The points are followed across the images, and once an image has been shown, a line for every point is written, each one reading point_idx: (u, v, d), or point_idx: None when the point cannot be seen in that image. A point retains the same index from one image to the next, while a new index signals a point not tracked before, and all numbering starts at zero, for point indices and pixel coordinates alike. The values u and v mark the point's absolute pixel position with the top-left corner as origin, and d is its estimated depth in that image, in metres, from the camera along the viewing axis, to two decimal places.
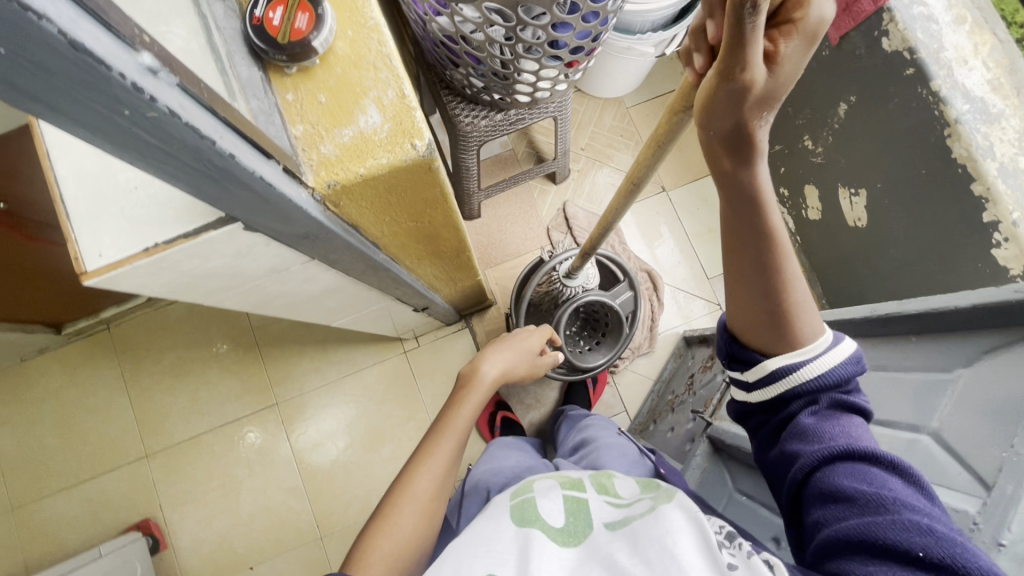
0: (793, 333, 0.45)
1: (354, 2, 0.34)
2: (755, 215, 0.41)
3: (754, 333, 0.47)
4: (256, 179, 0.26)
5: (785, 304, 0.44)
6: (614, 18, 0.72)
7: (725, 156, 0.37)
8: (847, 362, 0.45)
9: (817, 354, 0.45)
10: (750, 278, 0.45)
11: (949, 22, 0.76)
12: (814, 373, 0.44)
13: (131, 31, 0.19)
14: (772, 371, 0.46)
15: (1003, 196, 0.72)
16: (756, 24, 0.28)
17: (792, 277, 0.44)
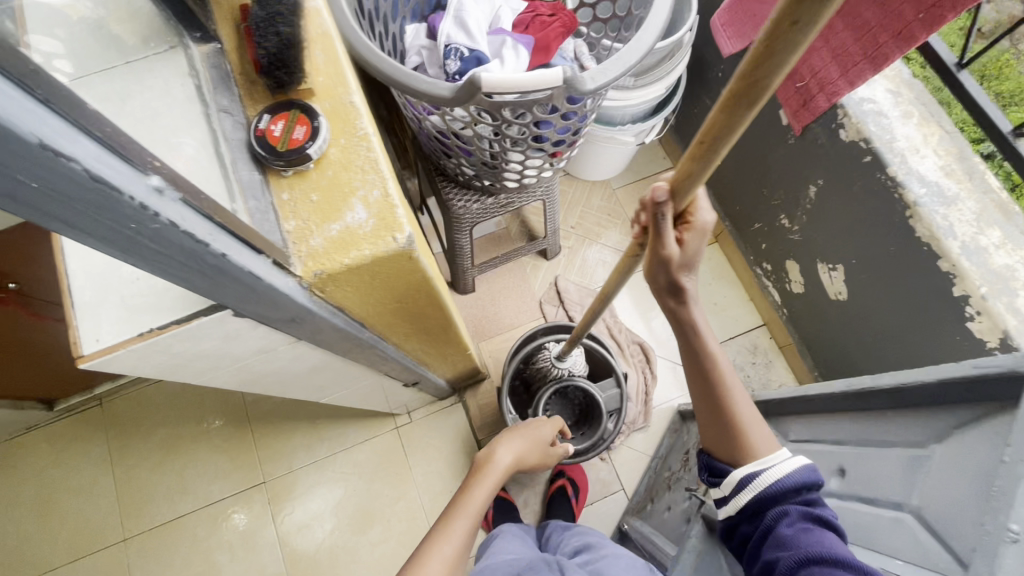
0: (748, 446, 0.54)
1: (347, 114, 0.39)
2: (698, 346, 0.54)
3: (721, 444, 0.56)
4: (245, 274, 0.29)
5: (737, 420, 0.55)
6: (592, 115, 0.80)
7: (668, 299, 0.50)
8: (801, 471, 0.52)
9: (774, 464, 0.53)
10: (707, 399, 0.56)
11: (898, 116, 0.84)
12: (773, 481, 0.52)
13: (144, 160, 0.22)
14: (740, 481, 0.54)
15: (969, 272, 0.77)
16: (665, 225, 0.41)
17: (739, 397, 0.56)
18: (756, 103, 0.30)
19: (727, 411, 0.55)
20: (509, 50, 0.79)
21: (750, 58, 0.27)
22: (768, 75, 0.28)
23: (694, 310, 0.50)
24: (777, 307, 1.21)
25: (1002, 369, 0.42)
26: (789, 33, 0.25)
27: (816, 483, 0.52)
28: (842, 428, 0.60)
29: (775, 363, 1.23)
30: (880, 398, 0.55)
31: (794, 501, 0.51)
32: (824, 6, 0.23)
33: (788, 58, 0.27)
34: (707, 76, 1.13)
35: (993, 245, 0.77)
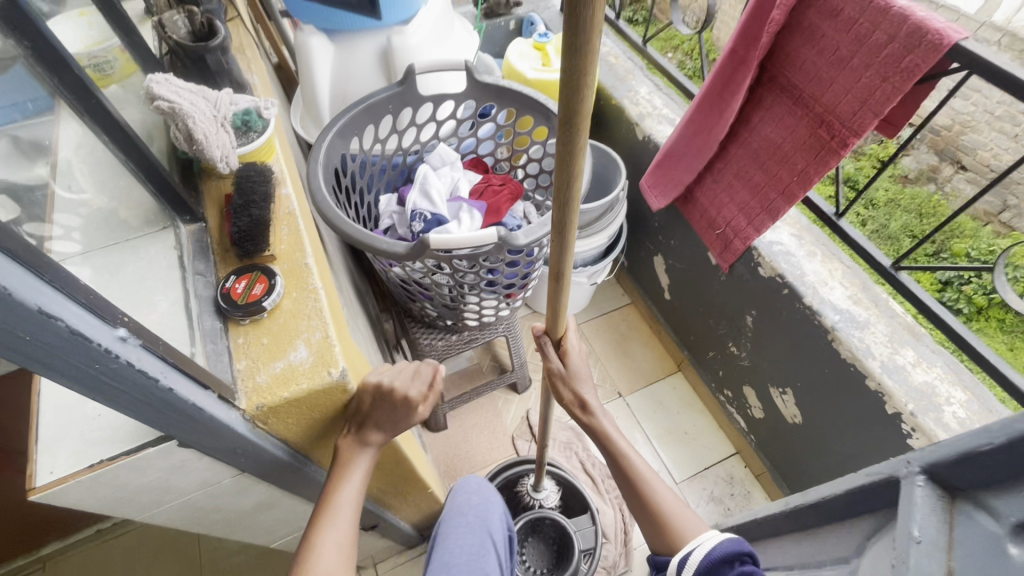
0: (676, 530, 0.58)
1: (302, 274, 0.48)
2: (607, 446, 0.66)
3: (657, 538, 0.60)
4: (190, 406, 0.34)
5: (660, 509, 0.60)
6: (539, 262, 0.91)
7: (579, 412, 0.68)
8: (727, 544, 0.51)
9: (705, 543, 0.54)
10: (631, 491, 0.64)
11: (804, 255, 0.98)
12: (702, 558, 0.52)
13: (115, 316, 0.29)
14: (679, 565, 0.55)
15: (893, 389, 0.82)
16: (547, 349, 0.63)
17: (659, 486, 0.63)
18: (561, 281, 0.50)
19: (649, 504, 0.61)
20: (466, 213, 0.93)
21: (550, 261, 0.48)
22: (561, 268, 0.48)
23: (603, 419, 0.67)
24: (746, 433, 1.23)
25: (884, 475, 0.45)
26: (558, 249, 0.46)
27: (747, 554, 0.49)
28: (793, 551, 0.60)
29: (754, 493, 1.19)
30: (811, 514, 0.56)
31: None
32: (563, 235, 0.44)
33: (567, 259, 0.47)
34: (646, 226, 1.30)
35: (910, 363, 0.84)
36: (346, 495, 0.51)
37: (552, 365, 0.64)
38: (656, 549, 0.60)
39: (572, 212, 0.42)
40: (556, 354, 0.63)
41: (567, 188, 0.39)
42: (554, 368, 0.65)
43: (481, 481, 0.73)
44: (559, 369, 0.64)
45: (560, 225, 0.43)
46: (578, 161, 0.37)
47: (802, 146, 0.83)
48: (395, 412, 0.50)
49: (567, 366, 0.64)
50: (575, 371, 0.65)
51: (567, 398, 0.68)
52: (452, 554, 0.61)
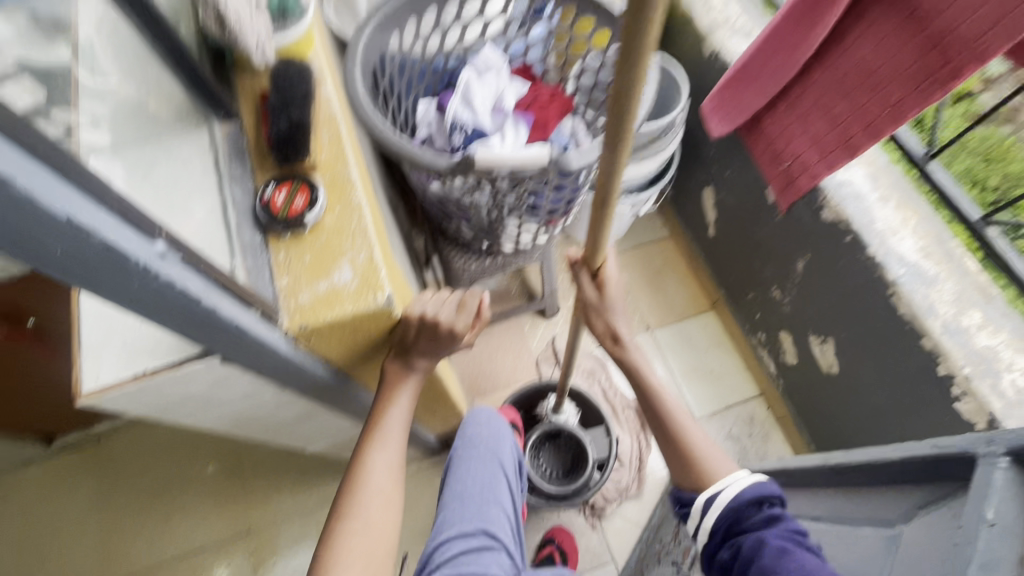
0: (704, 471, 0.58)
1: (345, 187, 0.44)
2: (637, 381, 0.65)
3: (677, 469, 0.60)
4: (233, 326, 0.32)
5: (689, 446, 0.60)
6: (585, 188, 0.85)
7: (612, 345, 0.64)
8: (757, 487, 0.52)
9: (733, 484, 0.54)
10: (656, 419, 0.64)
11: (876, 199, 0.89)
12: (731, 497, 0.53)
13: (152, 229, 0.26)
14: (705, 503, 0.54)
15: (951, 351, 0.78)
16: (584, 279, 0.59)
17: (689, 426, 0.62)
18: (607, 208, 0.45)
19: (675, 439, 0.61)
20: (510, 128, 0.87)
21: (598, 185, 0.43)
22: (608, 190, 0.43)
23: (635, 353, 0.65)
24: (774, 378, 1.20)
25: (957, 450, 0.43)
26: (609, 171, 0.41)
27: (776, 497, 0.51)
28: (823, 503, 0.60)
29: (773, 434, 1.20)
30: (854, 474, 0.55)
31: (759, 518, 0.50)
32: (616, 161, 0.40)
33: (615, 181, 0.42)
34: (700, 154, 1.20)
35: (975, 326, 0.79)
36: (393, 418, 0.51)
37: (585, 295, 0.60)
38: (678, 483, 0.60)
39: (629, 120, 0.36)
40: (592, 284, 0.58)
41: (629, 87, 0.34)
42: (587, 299, 0.60)
43: (491, 410, 0.72)
44: (592, 299, 0.60)
45: (613, 137, 0.38)
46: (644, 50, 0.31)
47: (903, 73, 0.71)
48: (438, 341, 0.49)
49: (602, 297, 0.60)
50: (610, 303, 0.60)
51: (600, 330, 0.64)
52: (463, 484, 0.63)
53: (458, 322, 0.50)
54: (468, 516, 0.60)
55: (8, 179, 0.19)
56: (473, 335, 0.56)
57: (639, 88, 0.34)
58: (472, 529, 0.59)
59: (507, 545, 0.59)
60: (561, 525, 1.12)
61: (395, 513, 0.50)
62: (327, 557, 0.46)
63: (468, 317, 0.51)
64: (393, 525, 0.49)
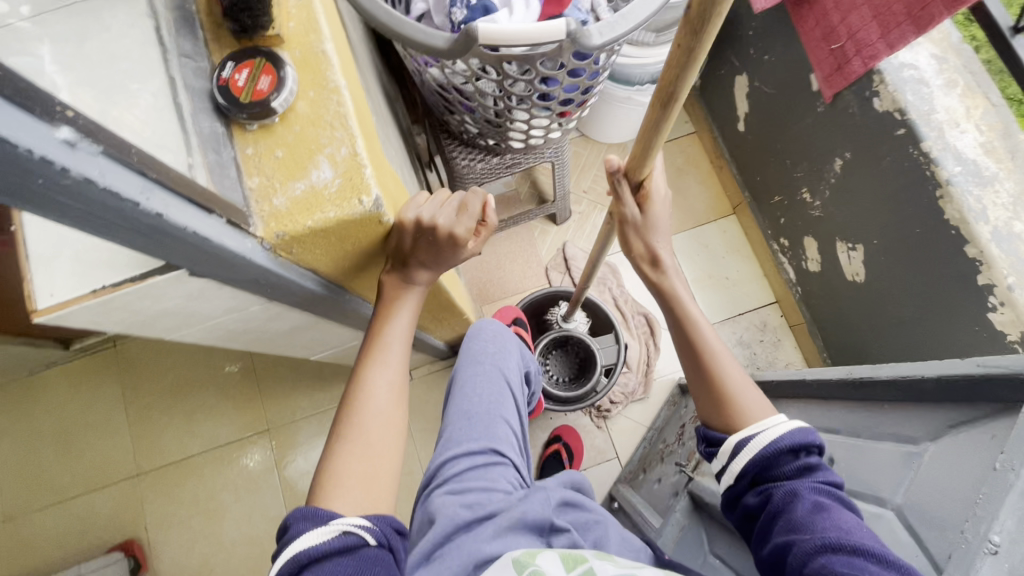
0: (740, 412, 0.55)
1: (319, 64, 0.36)
2: (672, 304, 0.60)
3: (703, 405, 0.58)
4: (188, 234, 0.27)
5: (723, 386, 0.56)
6: (604, 73, 0.74)
7: (647, 266, 0.60)
8: (795, 433, 0.50)
9: (768, 428, 0.51)
10: (684, 339, 0.60)
11: (940, 85, 0.78)
12: (765, 441, 0.51)
13: (50, 109, 0.20)
14: (734, 446, 0.52)
15: (997, 260, 0.72)
16: (623, 191, 0.54)
17: (726, 361, 0.58)
18: (670, 108, 0.40)
19: (705, 369, 0.58)
20: None
21: (664, 78, 0.38)
22: (677, 86, 0.37)
23: (674, 279, 0.60)
24: (792, 285, 1.15)
25: (1008, 372, 0.39)
26: (681, 66, 0.35)
27: (815, 446, 0.50)
28: (838, 415, 0.58)
29: (784, 342, 1.18)
30: (878, 389, 0.52)
31: (794, 465, 0.49)
32: (694, 54, 0.34)
33: (689, 76, 0.36)
34: (737, 34, 1.05)
35: None
36: (393, 331, 0.49)
37: (625, 212, 0.56)
38: (706, 421, 0.58)
39: (722, 5, 0.29)
40: (633, 196, 0.54)
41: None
42: (627, 214, 0.56)
43: (496, 324, 0.70)
44: (635, 218, 0.56)
45: (699, 27, 0.32)
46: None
47: None
48: (440, 252, 0.45)
49: (644, 214, 0.56)
50: (653, 219, 0.57)
51: (637, 250, 0.60)
52: (471, 402, 0.61)
53: (459, 226, 0.44)
54: (473, 433, 0.59)
55: None
56: (479, 243, 0.51)
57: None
58: (481, 446, 0.58)
59: (513, 462, 0.59)
60: (567, 425, 1.16)
61: (399, 428, 0.49)
62: (325, 469, 0.45)
63: (469, 219, 0.45)
64: (398, 440, 0.49)
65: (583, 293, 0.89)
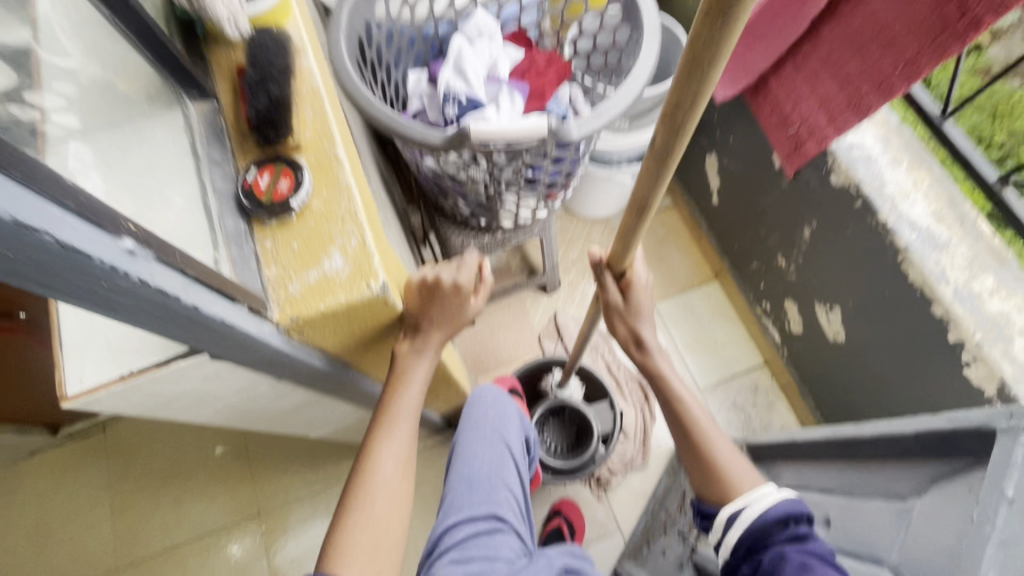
0: (732, 486, 0.56)
1: (333, 168, 0.41)
2: (662, 383, 0.64)
3: (696, 476, 0.59)
4: (218, 322, 0.30)
5: (713, 457, 0.59)
6: (584, 159, 0.81)
7: (634, 346, 0.64)
8: (783, 503, 0.51)
9: (757, 501, 0.53)
10: (672, 414, 0.63)
11: (888, 162, 0.86)
12: (755, 514, 0.52)
13: (117, 224, 0.24)
14: (727, 520, 0.54)
15: (963, 318, 0.76)
16: (608, 281, 0.57)
17: (718, 440, 0.60)
18: (643, 214, 0.44)
19: (696, 443, 0.60)
20: (505, 96, 0.81)
21: (635, 189, 0.43)
22: (649, 198, 0.42)
23: (660, 361, 0.64)
24: (778, 347, 1.19)
25: (974, 425, 0.42)
26: (649, 181, 0.41)
27: (803, 515, 0.50)
28: (831, 475, 0.60)
29: (777, 403, 1.19)
30: (864, 447, 0.54)
31: (784, 535, 0.49)
32: (660, 174, 0.39)
33: (657, 191, 0.41)
34: (703, 120, 1.16)
35: (987, 291, 0.77)
36: (405, 406, 0.50)
37: (609, 299, 0.59)
38: (700, 495, 0.59)
39: (683, 136, 0.35)
40: (616, 285, 0.57)
41: (686, 104, 0.32)
42: (612, 301, 0.59)
43: (496, 390, 0.71)
44: (617, 303, 0.59)
45: (663, 153, 0.37)
46: (715, 70, 0.30)
47: (917, 26, 0.66)
48: (448, 309, 0.49)
49: (628, 301, 0.59)
50: (637, 308, 0.60)
51: (623, 334, 0.63)
52: (472, 467, 0.62)
53: (464, 277, 0.50)
54: (476, 500, 0.59)
55: None
56: (478, 300, 0.56)
57: (697, 107, 0.33)
58: (483, 511, 0.58)
59: (517, 530, 0.59)
60: (567, 497, 1.13)
61: (405, 500, 0.50)
62: (331, 549, 0.46)
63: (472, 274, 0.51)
64: (402, 515, 0.49)
65: (575, 362, 0.92)
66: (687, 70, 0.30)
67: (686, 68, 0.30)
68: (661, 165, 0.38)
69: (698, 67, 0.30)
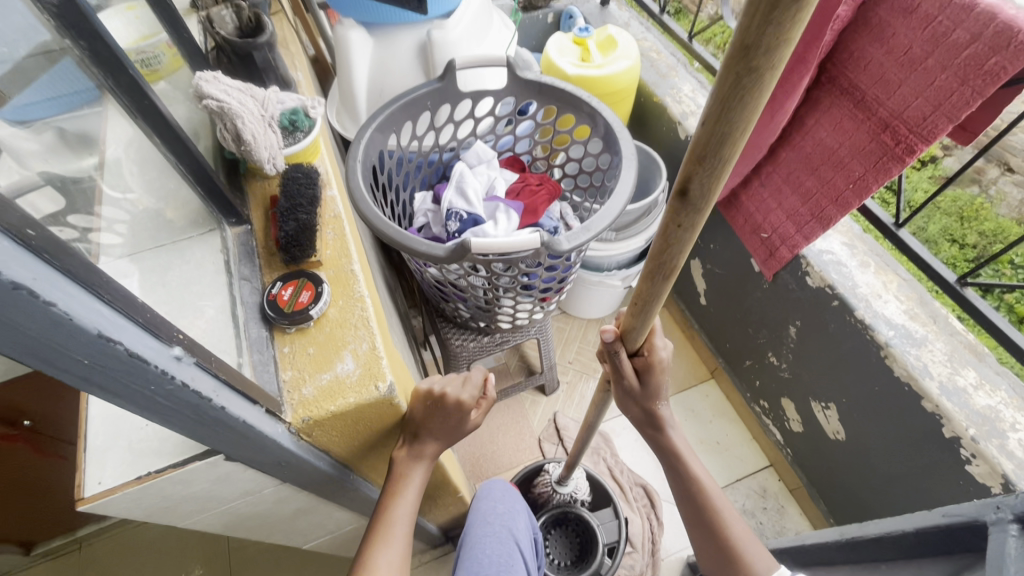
0: (749, 569, 0.56)
1: (348, 282, 0.46)
2: (677, 464, 0.61)
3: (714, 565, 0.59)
4: (240, 422, 0.33)
5: (731, 541, 0.57)
6: (576, 265, 0.88)
7: (647, 426, 0.60)
8: None
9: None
10: (685, 490, 0.61)
11: (857, 265, 0.93)
12: None
13: (170, 334, 0.27)
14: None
15: (953, 413, 0.77)
16: (623, 361, 0.50)
17: (728, 512, 0.59)
18: (668, 278, 0.37)
19: (713, 527, 0.58)
20: (502, 213, 0.90)
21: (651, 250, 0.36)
22: (671, 261, 0.35)
23: (674, 435, 0.60)
24: (782, 447, 1.17)
25: (967, 518, 0.43)
26: (668, 244, 0.34)
27: None
28: None
29: (788, 508, 1.15)
30: (870, 548, 0.53)
31: None
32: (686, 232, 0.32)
33: (686, 236, 0.33)
34: None
35: (972, 386, 0.79)
36: (399, 514, 0.50)
37: (625, 382, 0.53)
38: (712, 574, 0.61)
39: (731, 153, 0.27)
40: (630, 365, 0.50)
41: (734, 124, 0.25)
42: (626, 382, 0.53)
43: (508, 486, 0.73)
44: (633, 387, 0.54)
45: (703, 185, 0.29)
46: (755, 109, 0.24)
47: (860, 152, 0.76)
48: (449, 420, 0.51)
49: (643, 382, 0.53)
50: (654, 388, 0.54)
51: (636, 413, 0.59)
52: (480, 564, 0.59)
53: (466, 394, 0.53)
54: None
55: (51, 303, 0.20)
56: (480, 414, 0.61)
57: (747, 123, 0.25)
58: None
59: None
60: None
61: None
62: None
63: (475, 389, 0.55)
64: None
65: (575, 462, 0.91)
66: (734, 62, 0.23)
67: (716, 107, 0.25)
68: (696, 199, 0.30)
69: (751, 60, 0.22)
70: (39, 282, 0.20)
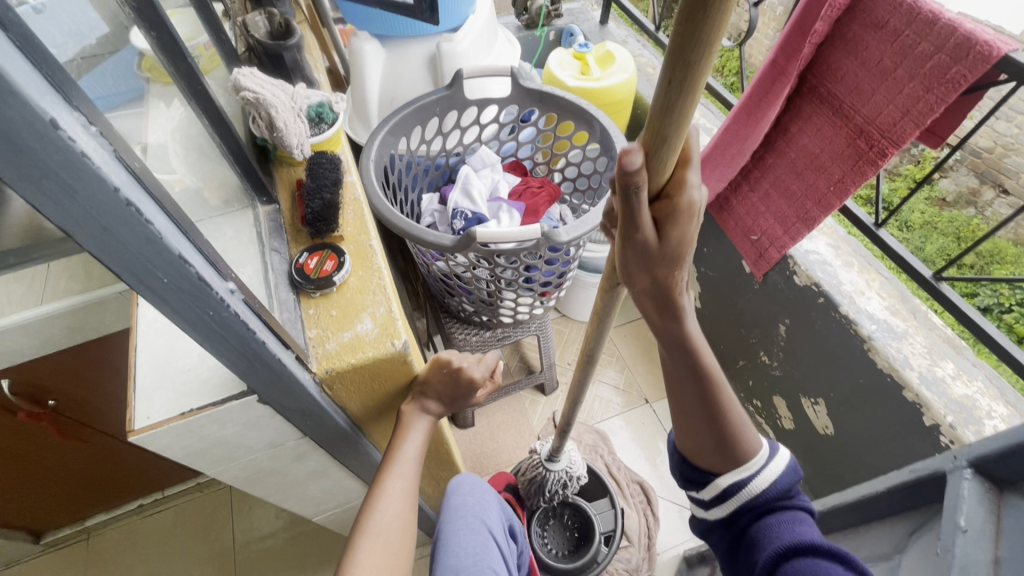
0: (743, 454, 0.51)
1: (367, 256, 0.51)
2: (688, 357, 0.48)
3: (705, 456, 0.52)
4: (275, 359, 0.38)
5: (730, 430, 0.51)
6: (575, 261, 0.93)
7: (659, 317, 0.45)
8: (786, 474, 0.51)
9: (757, 468, 0.51)
10: (688, 377, 0.49)
11: (841, 265, 0.98)
12: (763, 484, 0.50)
13: (227, 271, 0.32)
14: (725, 488, 0.51)
15: (932, 401, 0.82)
16: (640, 203, 0.34)
17: (728, 394, 0.51)
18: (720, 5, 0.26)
19: (715, 417, 0.50)
20: (505, 212, 0.96)
21: None
22: None
23: (687, 326, 0.46)
24: None
25: (930, 471, 0.47)
26: None
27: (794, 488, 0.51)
28: None
29: None
30: (847, 514, 0.57)
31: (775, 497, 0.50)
32: None
33: (702, 45, 0.28)
34: None
35: (950, 376, 0.84)
36: (404, 456, 0.54)
37: (638, 239, 0.37)
38: (694, 462, 0.54)
39: None
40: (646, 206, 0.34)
41: None
42: (639, 237, 0.37)
43: (472, 479, 0.75)
44: (648, 244, 0.38)
45: None
46: None
47: (839, 156, 0.82)
48: (457, 387, 0.56)
49: (662, 242, 0.38)
50: (674, 253, 0.39)
51: (645, 303, 0.45)
52: (457, 558, 0.63)
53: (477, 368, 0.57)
54: None
55: (150, 222, 0.25)
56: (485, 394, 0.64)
57: None
58: None
59: None
60: None
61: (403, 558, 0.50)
62: None
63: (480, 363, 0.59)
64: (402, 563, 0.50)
65: (567, 431, 0.89)
66: None
67: None
68: None
69: None
70: (142, 203, 0.25)
